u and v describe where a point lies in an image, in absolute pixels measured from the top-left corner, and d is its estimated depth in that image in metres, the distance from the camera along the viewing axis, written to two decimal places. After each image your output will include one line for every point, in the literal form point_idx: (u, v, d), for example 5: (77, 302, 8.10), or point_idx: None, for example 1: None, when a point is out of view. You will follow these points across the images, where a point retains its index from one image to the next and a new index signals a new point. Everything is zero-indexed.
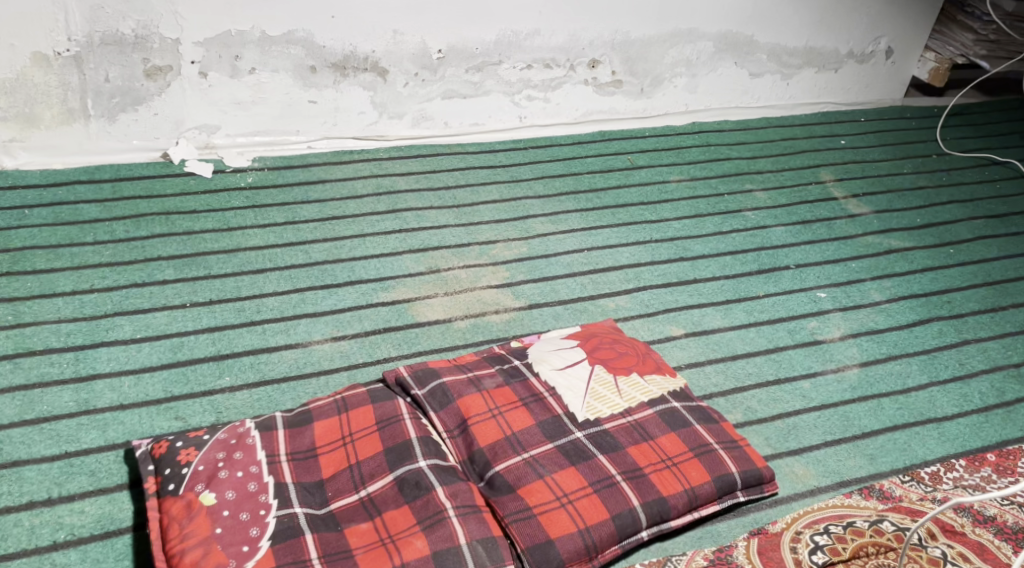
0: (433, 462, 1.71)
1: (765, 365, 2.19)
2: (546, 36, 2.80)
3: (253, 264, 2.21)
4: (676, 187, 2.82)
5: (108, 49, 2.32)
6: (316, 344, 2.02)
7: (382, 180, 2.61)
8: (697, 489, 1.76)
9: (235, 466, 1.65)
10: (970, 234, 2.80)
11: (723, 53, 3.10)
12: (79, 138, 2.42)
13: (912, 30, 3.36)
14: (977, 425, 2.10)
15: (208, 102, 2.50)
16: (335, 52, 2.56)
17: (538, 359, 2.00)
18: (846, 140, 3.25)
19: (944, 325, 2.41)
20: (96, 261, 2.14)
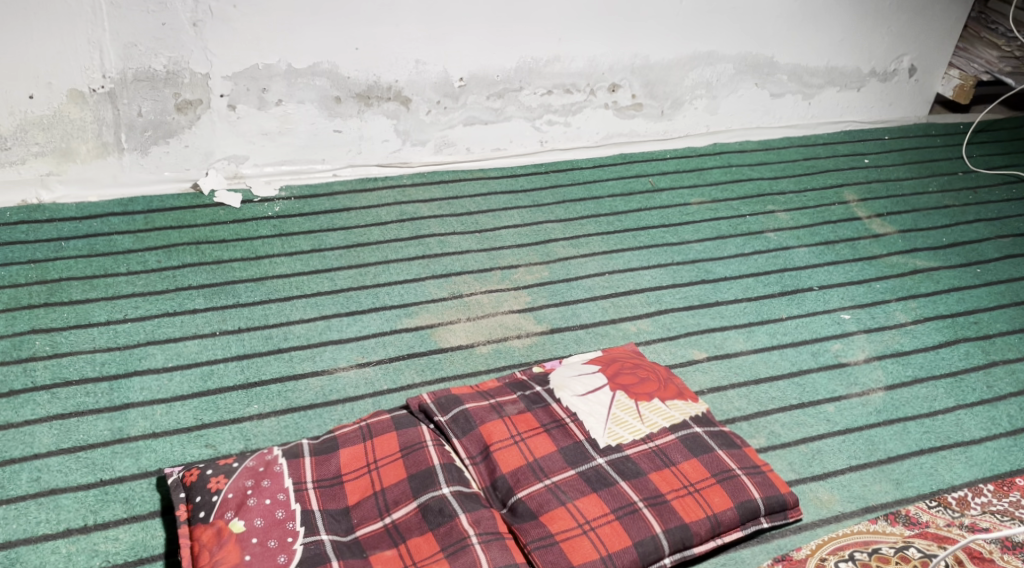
0: (457, 488, 1.74)
1: (789, 389, 2.19)
2: (566, 63, 2.83)
3: (281, 291, 2.26)
4: (698, 209, 2.83)
5: (141, 84, 2.39)
6: (342, 371, 2.06)
7: (406, 207, 2.65)
8: (720, 515, 1.77)
9: (263, 494, 1.69)
10: (996, 253, 2.79)
11: (743, 74, 3.12)
12: (113, 171, 2.49)
13: (936, 46, 3.35)
14: (1006, 448, 2.09)
15: (237, 134, 2.56)
16: (359, 83, 2.62)
17: (559, 384, 2.03)
18: (870, 159, 3.24)
19: (971, 347, 2.39)
20: (129, 291, 2.19)
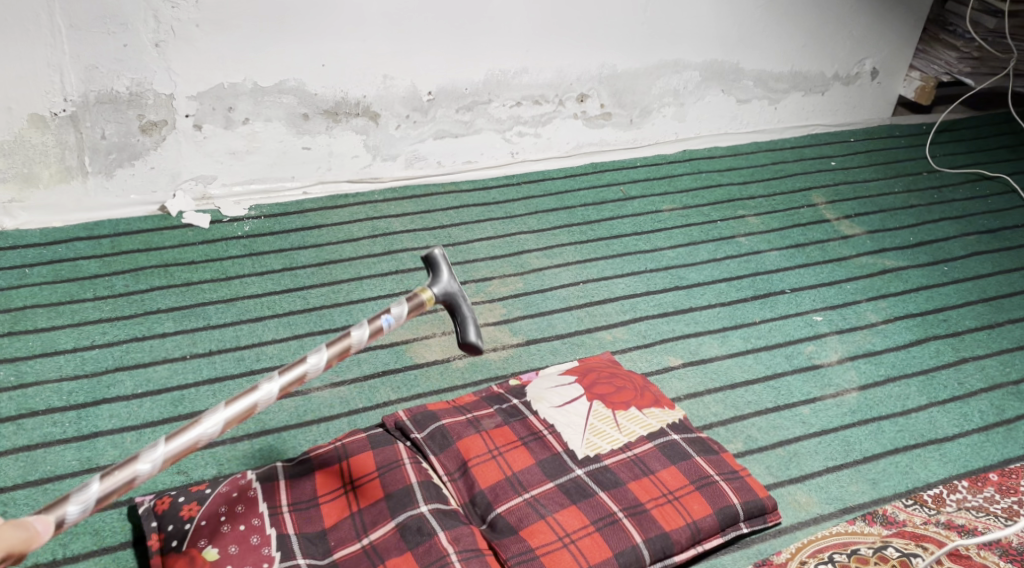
0: (435, 506, 1.73)
1: (764, 393, 2.20)
2: (534, 74, 2.84)
3: (252, 312, 2.24)
4: (669, 215, 2.85)
5: (104, 107, 2.37)
6: (316, 391, 2.05)
7: (378, 222, 2.63)
8: (700, 522, 1.77)
9: (237, 520, 1.67)
10: (963, 251, 2.82)
11: (709, 81, 3.14)
12: (77, 196, 2.46)
13: (896, 49, 3.40)
14: (978, 444, 2.11)
15: (203, 154, 2.54)
16: (327, 99, 2.60)
17: (536, 396, 2.02)
18: (837, 161, 3.27)
19: (941, 344, 2.42)
20: (96, 317, 2.16)
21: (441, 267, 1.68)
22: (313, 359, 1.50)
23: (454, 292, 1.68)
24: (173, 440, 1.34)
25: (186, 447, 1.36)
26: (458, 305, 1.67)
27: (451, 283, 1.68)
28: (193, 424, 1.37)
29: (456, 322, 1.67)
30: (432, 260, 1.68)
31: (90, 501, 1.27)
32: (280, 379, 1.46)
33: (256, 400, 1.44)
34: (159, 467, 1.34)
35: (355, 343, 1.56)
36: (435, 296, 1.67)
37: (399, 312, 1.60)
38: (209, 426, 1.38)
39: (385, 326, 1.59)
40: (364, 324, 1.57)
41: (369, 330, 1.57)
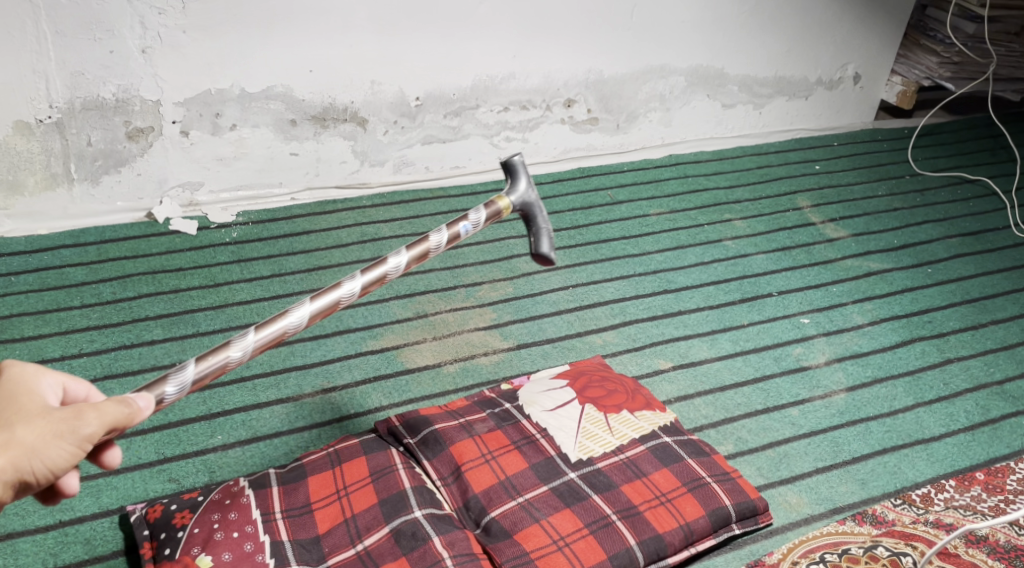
0: (429, 511, 1.72)
1: (754, 395, 2.21)
2: (521, 79, 2.85)
3: (241, 318, 2.22)
4: (657, 219, 2.86)
5: (90, 113, 2.35)
6: (307, 398, 2.04)
7: (366, 227, 2.63)
8: (693, 524, 1.77)
9: (230, 527, 1.65)
10: (946, 253, 2.85)
11: (695, 86, 3.17)
12: (63, 203, 2.44)
13: (878, 55, 3.44)
14: (965, 444, 2.13)
15: (190, 160, 2.53)
16: (315, 105, 2.60)
17: (528, 400, 2.02)
18: (821, 165, 3.30)
19: (927, 345, 2.44)
20: (84, 324, 2.14)
21: (520, 174, 1.77)
22: (392, 260, 1.56)
23: (531, 200, 1.77)
24: (267, 326, 1.42)
25: (278, 334, 1.44)
26: (534, 215, 1.76)
27: (528, 193, 1.76)
28: (284, 313, 1.44)
29: (531, 231, 1.77)
30: (511, 167, 1.77)
31: (186, 382, 1.35)
32: (362, 277, 1.54)
33: (341, 295, 1.52)
34: (250, 355, 1.41)
35: (433, 248, 1.64)
36: (513, 204, 1.76)
37: (476, 218, 1.69)
38: (301, 314, 1.46)
39: (463, 232, 1.68)
40: (443, 229, 1.65)
41: (447, 235, 1.65)
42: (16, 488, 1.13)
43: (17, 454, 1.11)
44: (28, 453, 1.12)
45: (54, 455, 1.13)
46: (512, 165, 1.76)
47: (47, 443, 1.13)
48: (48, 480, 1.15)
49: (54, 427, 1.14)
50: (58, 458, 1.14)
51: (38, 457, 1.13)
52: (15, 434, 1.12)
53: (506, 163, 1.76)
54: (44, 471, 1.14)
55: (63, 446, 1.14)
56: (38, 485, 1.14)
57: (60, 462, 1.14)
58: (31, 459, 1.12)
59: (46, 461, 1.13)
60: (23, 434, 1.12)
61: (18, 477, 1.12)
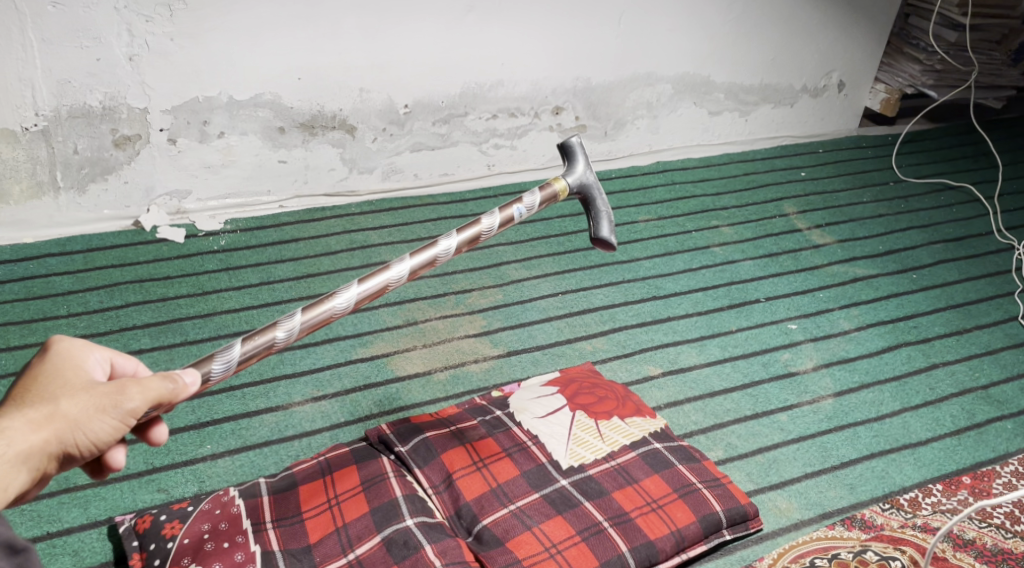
0: (421, 520, 1.72)
1: (743, 401, 2.21)
2: (509, 87, 2.85)
3: (230, 326, 2.21)
4: (645, 226, 2.87)
5: (76, 121, 2.33)
6: (297, 406, 2.03)
7: (355, 235, 2.62)
8: (684, 530, 1.77)
9: (221, 537, 1.64)
10: (931, 259, 2.88)
11: (682, 94, 3.18)
12: (49, 211, 2.42)
13: (862, 63, 3.47)
14: (951, 448, 2.14)
15: (178, 168, 2.51)
16: (303, 113, 2.59)
17: (519, 407, 2.02)
18: (806, 172, 3.32)
19: (913, 351, 2.46)
20: (71, 334, 2.12)
21: (578, 158, 1.86)
22: (443, 245, 1.65)
23: (589, 183, 1.86)
24: (314, 310, 1.49)
25: (324, 317, 1.51)
26: (592, 199, 1.85)
27: (586, 175, 1.86)
28: (331, 297, 1.51)
29: (591, 213, 1.86)
30: (569, 150, 1.86)
31: (233, 360, 1.41)
32: (408, 262, 1.60)
33: (385, 280, 1.57)
34: (295, 336, 1.48)
35: (484, 231, 1.72)
36: (572, 186, 1.85)
37: (530, 201, 1.77)
38: (347, 297, 1.52)
39: (515, 216, 1.76)
40: (495, 213, 1.73)
41: (500, 219, 1.73)
42: (60, 460, 1.17)
43: (63, 427, 1.15)
44: (73, 426, 1.16)
45: (98, 429, 1.18)
46: (571, 149, 1.86)
47: (91, 417, 1.17)
48: (89, 452, 1.19)
49: (99, 401, 1.18)
50: (102, 432, 1.18)
51: (82, 431, 1.17)
52: (61, 407, 1.16)
53: (564, 146, 1.86)
54: (87, 445, 1.18)
55: (107, 420, 1.18)
56: (80, 457, 1.19)
57: (103, 436, 1.19)
58: (75, 432, 1.16)
59: (89, 434, 1.17)
60: (68, 407, 1.16)
61: (63, 449, 1.16)
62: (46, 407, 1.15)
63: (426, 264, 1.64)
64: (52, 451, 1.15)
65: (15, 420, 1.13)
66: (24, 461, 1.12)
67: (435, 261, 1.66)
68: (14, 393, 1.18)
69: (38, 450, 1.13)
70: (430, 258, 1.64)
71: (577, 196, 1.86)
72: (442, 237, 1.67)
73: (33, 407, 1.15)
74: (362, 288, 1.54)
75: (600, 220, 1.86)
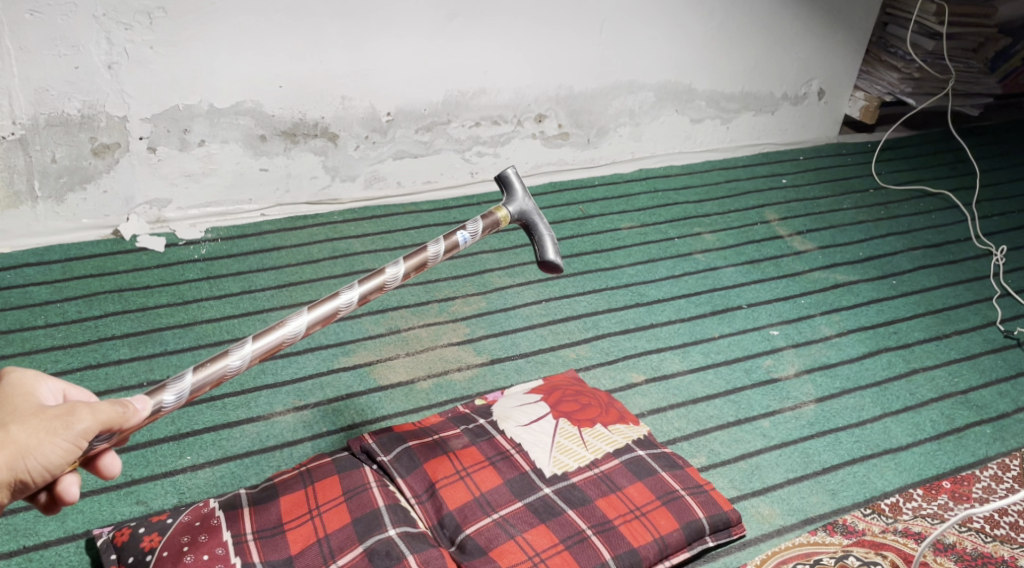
0: (403, 530, 1.71)
1: (725, 407, 2.22)
2: (491, 95, 2.86)
3: (211, 336, 2.19)
4: (628, 233, 2.88)
5: (54, 130, 2.32)
6: (279, 416, 2.02)
7: (337, 243, 2.61)
8: (667, 537, 1.77)
9: (200, 550, 1.63)
10: (910, 265, 2.90)
11: (664, 102, 3.20)
12: (26, 221, 2.39)
13: (841, 71, 3.50)
14: (932, 453, 2.16)
15: (158, 176, 2.50)
16: (284, 120, 2.58)
17: (502, 416, 2.01)
18: (787, 179, 3.34)
19: (893, 356, 2.48)
20: (48, 344, 2.10)
21: (515, 186, 1.89)
22: (390, 272, 1.65)
23: (528, 210, 1.88)
24: (266, 336, 1.50)
25: (274, 345, 1.51)
26: (535, 224, 1.87)
27: (524, 203, 1.88)
28: (281, 324, 1.52)
29: (535, 239, 1.88)
30: (506, 180, 1.89)
31: (185, 391, 1.43)
32: (355, 291, 1.61)
33: (335, 307, 1.58)
34: (246, 365, 1.49)
35: (429, 258, 1.72)
36: (512, 215, 1.88)
37: (473, 229, 1.79)
38: (299, 324, 1.53)
39: (460, 242, 1.77)
40: (440, 241, 1.74)
41: (444, 247, 1.73)
42: (12, 485, 1.22)
43: (12, 453, 1.20)
44: (22, 451, 1.20)
45: (47, 453, 1.22)
46: (506, 178, 1.88)
47: (40, 441, 1.21)
48: (43, 477, 1.23)
49: (47, 426, 1.22)
50: (52, 456, 1.22)
51: (33, 455, 1.21)
52: (10, 434, 1.20)
53: (500, 178, 1.89)
54: (40, 470, 1.22)
55: (57, 444, 1.22)
56: (33, 482, 1.23)
57: (54, 460, 1.23)
58: (25, 458, 1.20)
59: (40, 460, 1.21)
60: (17, 434, 1.21)
61: (15, 475, 1.21)
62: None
63: (378, 289, 1.65)
64: (3, 476, 1.20)
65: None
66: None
67: (386, 286, 1.67)
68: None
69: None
70: (379, 285, 1.64)
71: (519, 223, 1.89)
72: (390, 263, 1.67)
73: None
74: (312, 314, 1.55)
75: (544, 245, 1.87)
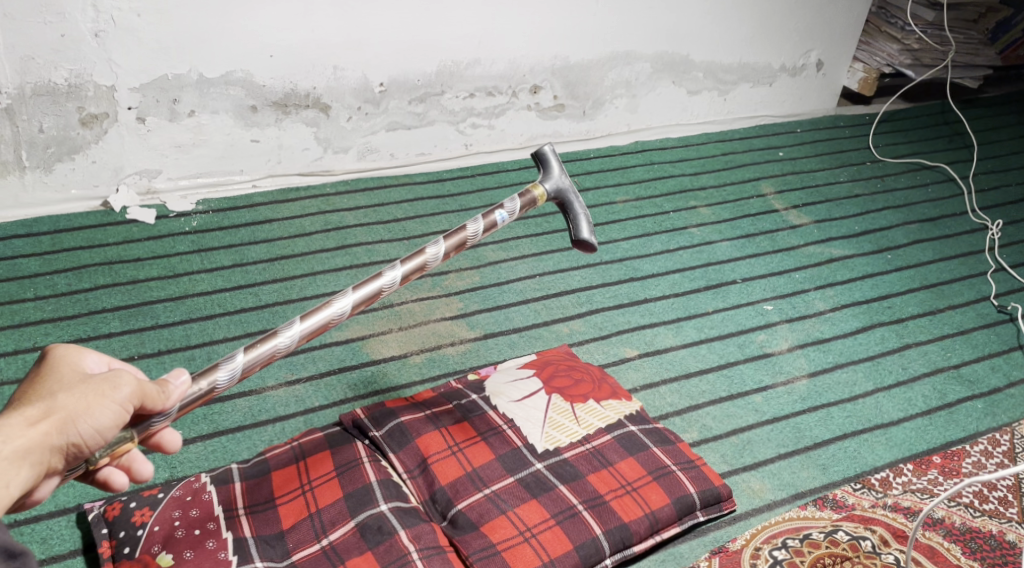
0: (395, 505, 1.71)
1: (718, 382, 2.22)
2: (486, 65, 2.82)
3: (201, 310, 2.18)
4: (623, 207, 2.86)
5: (41, 99, 2.28)
6: (271, 390, 2.01)
7: (330, 216, 2.59)
8: (658, 513, 1.78)
9: (192, 524, 1.64)
10: (906, 239, 2.89)
11: (661, 73, 3.16)
12: (14, 191, 2.37)
13: (840, 43, 3.47)
14: (923, 428, 2.17)
15: (148, 147, 2.47)
16: (275, 91, 2.55)
17: (494, 391, 2.01)
18: (784, 152, 3.32)
19: (886, 331, 2.47)
20: (38, 317, 2.09)
21: (552, 164, 1.87)
22: (472, 226, 1.71)
23: (564, 187, 1.86)
24: (360, 290, 1.55)
25: (372, 296, 1.58)
26: (572, 207, 1.84)
27: (561, 179, 1.86)
28: (380, 275, 1.58)
29: (569, 218, 1.86)
30: (543, 158, 1.86)
31: (237, 370, 1.42)
32: (403, 267, 1.61)
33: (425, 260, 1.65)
34: (296, 343, 1.49)
35: (469, 237, 1.71)
36: (549, 191, 1.85)
37: (512, 207, 1.78)
38: (388, 280, 1.59)
39: (498, 221, 1.76)
40: (515, 198, 1.79)
41: (520, 202, 1.79)
42: (65, 450, 1.20)
43: (62, 419, 1.18)
44: (72, 417, 1.19)
45: (99, 417, 1.21)
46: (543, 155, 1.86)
47: (87, 404, 1.20)
48: (95, 441, 1.22)
49: (96, 389, 1.21)
50: (103, 419, 1.21)
51: (83, 420, 1.20)
52: (58, 400, 1.19)
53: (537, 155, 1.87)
54: (91, 434, 1.21)
55: (107, 406, 1.22)
56: (86, 447, 1.22)
57: (104, 424, 1.21)
58: (77, 422, 1.19)
59: (92, 423, 1.20)
60: (65, 399, 1.19)
61: (66, 440, 1.19)
62: (43, 403, 1.19)
63: (458, 247, 1.71)
64: (55, 443, 1.18)
65: (14, 418, 1.16)
66: (26, 458, 1.15)
67: (465, 243, 1.72)
68: (16, 400, 1.21)
69: (38, 445, 1.16)
70: (461, 241, 1.71)
71: (555, 201, 1.87)
72: (470, 220, 1.73)
73: (31, 405, 1.18)
74: (407, 266, 1.62)
75: (579, 223, 1.85)
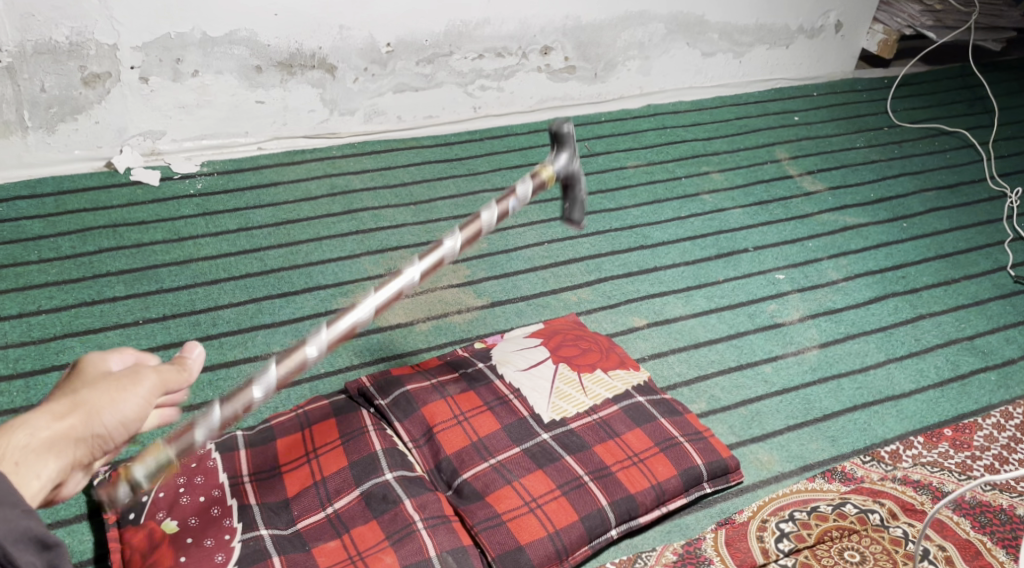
0: (401, 474, 1.70)
1: (727, 352, 2.20)
2: (496, 25, 2.76)
3: (207, 274, 2.16)
4: (634, 172, 2.81)
5: (42, 57, 2.24)
6: (276, 356, 2.00)
7: (336, 179, 2.55)
8: (665, 484, 1.77)
9: (196, 492, 1.63)
10: (922, 207, 2.84)
11: (675, 33, 3.09)
12: (17, 151, 2.34)
13: (860, 3, 3.38)
14: (934, 400, 2.14)
15: (151, 108, 2.43)
16: (280, 50, 2.50)
17: (501, 360, 1.99)
18: (800, 116, 3.26)
19: (900, 301, 2.44)
20: (42, 280, 2.07)
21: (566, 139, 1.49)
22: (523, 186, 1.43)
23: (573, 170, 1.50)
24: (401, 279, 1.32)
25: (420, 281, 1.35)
26: (577, 186, 1.50)
27: (570, 162, 1.50)
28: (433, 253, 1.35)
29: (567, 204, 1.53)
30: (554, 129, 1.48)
31: (272, 383, 1.25)
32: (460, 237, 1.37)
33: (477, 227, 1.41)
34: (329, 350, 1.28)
35: (518, 198, 1.43)
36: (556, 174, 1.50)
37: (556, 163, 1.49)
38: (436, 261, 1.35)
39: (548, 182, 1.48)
40: (564, 152, 1.50)
41: (567, 159, 1.50)
42: (87, 447, 1.10)
43: (85, 411, 1.08)
44: (96, 409, 1.09)
45: (125, 407, 1.11)
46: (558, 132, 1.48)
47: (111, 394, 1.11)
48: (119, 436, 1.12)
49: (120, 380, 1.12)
50: (128, 409, 1.11)
51: (108, 413, 1.10)
52: (79, 393, 1.09)
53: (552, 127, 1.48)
54: (117, 428, 1.11)
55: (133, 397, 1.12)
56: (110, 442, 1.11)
57: (130, 416, 1.12)
58: (101, 415, 1.09)
59: (117, 415, 1.10)
60: (87, 392, 1.10)
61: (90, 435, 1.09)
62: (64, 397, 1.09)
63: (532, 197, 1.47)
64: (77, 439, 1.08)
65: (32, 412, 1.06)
66: (47, 452, 1.05)
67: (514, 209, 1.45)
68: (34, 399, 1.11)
69: (61, 438, 1.06)
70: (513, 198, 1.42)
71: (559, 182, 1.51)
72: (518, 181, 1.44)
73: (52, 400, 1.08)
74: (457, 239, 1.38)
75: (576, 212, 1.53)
